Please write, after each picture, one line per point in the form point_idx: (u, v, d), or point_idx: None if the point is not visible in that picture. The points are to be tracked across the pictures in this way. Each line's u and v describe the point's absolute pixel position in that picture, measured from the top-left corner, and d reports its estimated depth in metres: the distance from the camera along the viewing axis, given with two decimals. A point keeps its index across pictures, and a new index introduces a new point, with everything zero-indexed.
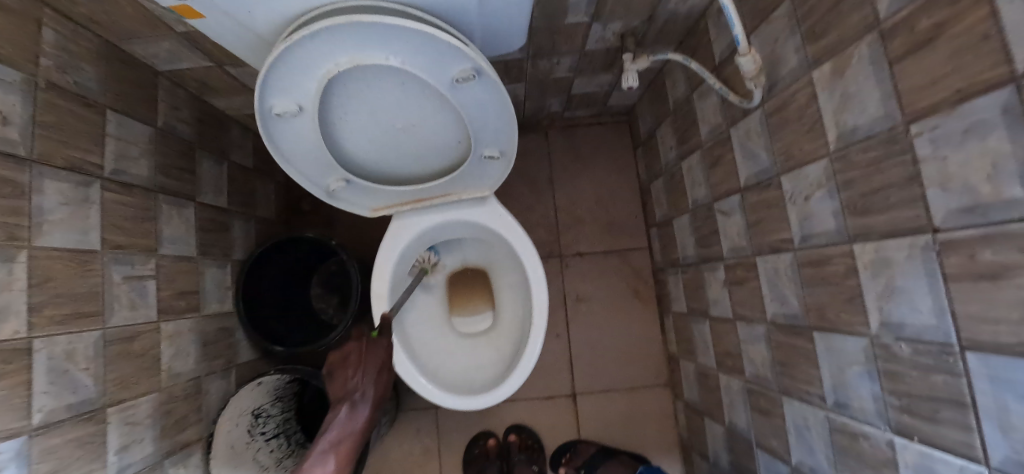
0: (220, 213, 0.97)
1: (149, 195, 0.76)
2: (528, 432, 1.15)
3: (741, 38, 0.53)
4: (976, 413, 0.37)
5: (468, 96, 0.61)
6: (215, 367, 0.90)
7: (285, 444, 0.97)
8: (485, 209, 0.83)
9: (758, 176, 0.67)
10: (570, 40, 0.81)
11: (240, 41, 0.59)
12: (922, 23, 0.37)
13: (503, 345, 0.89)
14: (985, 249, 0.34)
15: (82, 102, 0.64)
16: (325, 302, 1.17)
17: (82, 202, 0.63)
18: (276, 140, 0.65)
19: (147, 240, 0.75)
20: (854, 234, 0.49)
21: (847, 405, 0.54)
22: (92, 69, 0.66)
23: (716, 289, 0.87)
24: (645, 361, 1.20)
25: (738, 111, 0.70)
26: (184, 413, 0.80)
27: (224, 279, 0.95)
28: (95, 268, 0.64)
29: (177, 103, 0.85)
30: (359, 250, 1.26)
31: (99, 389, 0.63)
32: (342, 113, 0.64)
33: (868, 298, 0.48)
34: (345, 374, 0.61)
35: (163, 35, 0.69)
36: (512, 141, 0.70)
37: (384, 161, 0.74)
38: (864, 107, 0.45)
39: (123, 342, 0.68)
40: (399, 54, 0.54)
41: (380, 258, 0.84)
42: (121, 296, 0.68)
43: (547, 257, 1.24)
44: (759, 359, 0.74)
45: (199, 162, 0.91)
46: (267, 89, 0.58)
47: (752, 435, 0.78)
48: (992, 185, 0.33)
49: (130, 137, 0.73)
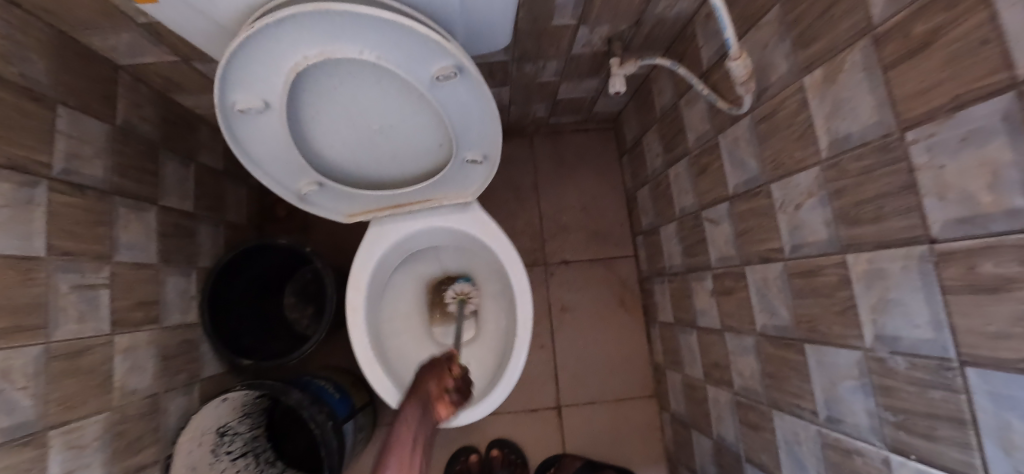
0: (186, 217, 0.91)
1: (104, 198, 0.70)
2: (511, 447, 1.11)
3: (731, 41, 0.51)
4: (976, 431, 0.35)
5: (449, 95, 0.58)
6: (176, 382, 0.84)
7: (252, 464, 0.91)
8: (468, 215, 0.80)
9: (747, 184, 0.66)
10: (556, 43, 0.79)
11: (200, 30, 0.55)
12: (917, 28, 0.36)
13: (486, 358, 0.86)
14: (984, 261, 0.33)
15: (29, 95, 0.59)
16: (299, 312, 1.11)
17: (25, 204, 0.57)
18: (240, 139, 0.62)
19: (100, 247, 0.69)
20: (847, 244, 0.48)
21: (840, 421, 0.52)
22: (42, 61, 0.61)
23: (703, 299, 0.86)
24: (631, 371, 1.18)
25: (725, 118, 0.69)
26: (138, 433, 0.74)
27: (188, 287, 0.90)
28: (39, 277, 0.58)
29: (139, 100, 0.80)
30: (336, 258, 1.21)
31: (39, 411, 0.56)
32: (314, 110, 0.61)
33: (861, 310, 0.47)
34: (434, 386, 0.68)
35: (122, 26, 0.64)
36: (495, 145, 0.68)
37: (358, 163, 0.71)
38: (857, 113, 0.44)
39: (69, 357, 0.62)
40: (373, 48, 0.51)
41: (356, 267, 0.80)
42: (67, 307, 0.62)
43: (532, 265, 1.21)
44: (747, 371, 0.72)
45: (163, 163, 0.85)
46: (229, 82, 0.54)
47: (740, 450, 0.77)
48: (992, 194, 0.31)
49: (85, 135, 0.68)
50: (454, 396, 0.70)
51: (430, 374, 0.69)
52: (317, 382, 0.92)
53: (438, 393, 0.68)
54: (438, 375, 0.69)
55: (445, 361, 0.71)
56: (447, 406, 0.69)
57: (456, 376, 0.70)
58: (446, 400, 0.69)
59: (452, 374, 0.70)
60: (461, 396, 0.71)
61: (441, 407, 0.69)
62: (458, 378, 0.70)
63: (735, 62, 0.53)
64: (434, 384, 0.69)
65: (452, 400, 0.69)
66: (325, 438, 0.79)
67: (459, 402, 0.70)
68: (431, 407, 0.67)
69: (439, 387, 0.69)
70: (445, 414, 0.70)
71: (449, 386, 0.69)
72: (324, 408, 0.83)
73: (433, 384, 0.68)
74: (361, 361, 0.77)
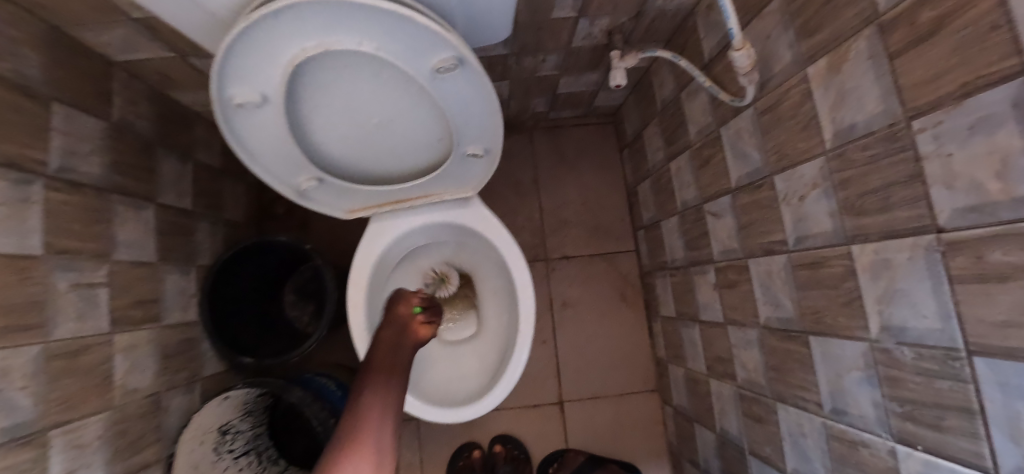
0: (184, 215, 0.91)
1: (101, 196, 0.70)
2: (514, 442, 1.11)
3: (735, 31, 0.50)
4: (984, 421, 0.35)
5: (450, 87, 0.58)
6: (177, 381, 0.84)
7: (255, 462, 0.91)
8: (469, 210, 0.79)
9: (750, 177, 0.66)
10: (555, 36, 0.79)
11: (195, 22, 0.54)
12: (924, 15, 0.35)
13: (489, 354, 0.85)
14: (993, 250, 0.32)
15: (23, 92, 0.58)
16: (299, 310, 1.10)
17: (21, 202, 0.56)
18: (238, 133, 0.61)
19: (97, 245, 0.69)
20: (853, 235, 0.47)
21: (845, 412, 0.52)
22: (35, 57, 0.60)
23: (706, 292, 0.86)
24: (633, 366, 1.18)
25: (728, 110, 0.69)
26: (140, 432, 0.74)
27: (187, 286, 0.89)
28: (37, 276, 0.58)
29: (134, 97, 0.79)
30: (335, 255, 1.20)
31: (38, 411, 0.56)
32: (312, 104, 0.60)
33: (867, 301, 0.47)
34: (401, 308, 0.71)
35: (115, 21, 0.63)
36: (497, 138, 0.67)
37: (358, 158, 0.70)
38: (863, 103, 0.43)
39: (69, 356, 0.61)
40: (373, 39, 0.51)
41: (357, 264, 0.79)
42: (66, 306, 0.62)
43: (533, 260, 1.21)
44: (751, 364, 0.72)
45: (160, 160, 0.85)
46: (226, 75, 0.53)
47: (744, 442, 0.77)
48: (1001, 182, 0.31)
49: (80, 132, 0.67)
50: (426, 314, 0.72)
51: (396, 301, 0.72)
52: (319, 379, 0.92)
53: (409, 313, 0.71)
54: (404, 300, 0.73)
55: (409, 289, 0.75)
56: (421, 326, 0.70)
57: (420, 296, 0.74)
58: (421, 319, 0.71)
59: (417, 295, 0.74)
60: (433, 313, 0.73)
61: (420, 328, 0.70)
62: (423, 297, 0.74)
63: (738, 52, 0.53)
64: (403, 308, 0.72)
65: (424, 319, 0.70)
66: (328, 435, 0.79)
67: (433, 318, 0.72)
68: (406, 332, 0.68)
69: (407, 308, 0.71)
70: (427, 332, 0.70)
71: (415, 306, 0.72)
72: (326, 405, 0.82)
73: (401, 307, 0.71)
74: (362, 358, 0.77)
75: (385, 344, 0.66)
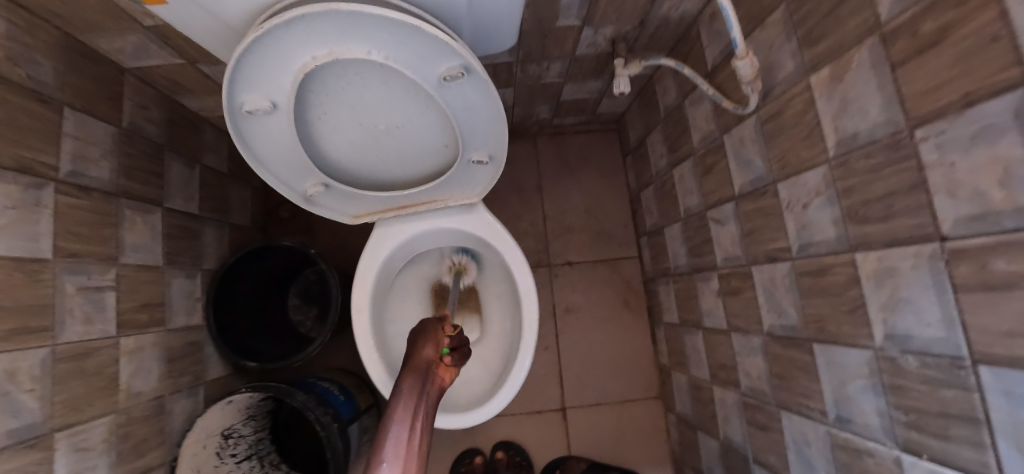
0: (191, 219, 0.91)
1: (111, 200, 0.71)
2: (516, 449, 1.10)
3: (738, 40, 0.51)
4: (990, 430, 0.35)
5: (456, 95, 0.58)
6: (181, 385, 0.84)
7: (257, 467, 0.91)
8: (473, 216, 0.80)
9: (753, 184, 0.66)
10: (560, 44, 0.80)
11: (207, 30, 0.55)
12: (925, 26, 0.36)
13: (492, 359, 0.85)
14: (997, 259, 0.32)
15: (37, 98, 0.59)
16: (302, 314, 1.11)
17: (32, 206, 0.57)
18: (247, 140, 0.62)
19: (106, 249, 0.69)
20: (856, 243, 0.48)
21: (850, 421, 0.52)
22: (49, 64, 0.62)
23: (709, 299, 0.86)
24: (636, 372, 1.17)
25: (731, 117, 0.69)
26: (144, 436, 0.74)
27: (192, 289, 0.90)
28: (46, 279, 0.58)
29: (144, 102, 0.80)
30: (339, 260, 1.21)
31: (45, 414, 0.56)
32: (321, 111, 0.61)
33: (871, 309, 0.47)
34: (426, 345, 0.66)
35: (128, 28, 0.64)
36: (502, 145, 0.67)
37: (365, 164, 0.71)
38: (865, 112, 0.44)
39: (75, 359, 0.62)
40: (382, 48, 0.51)
41: (362, 269, 0.80)
42: (73, 309, 0.62)
43: (536, 266, 1.21)
44: (755, 372, 0.72)
45: (168, 165, 0.86)
46: (237, 83, 0.54)
47: (748, 451, 0.76)
48: (1004, 191, 0.31)
49: (91, 137, 0.68)
50: (451, 357, 0.68)
51: (425, 337, 0.67)
52: (321, 384, 0.92)
53: (437, 357, 0.66)
54: (433, 338, 0.67)
55: (437, 325, 0.70)
56: (446, 372, 0.66)
57: (451, 336, 0.69)
58: (445, 363, 0.67)
59: (447, 333, 0.70)
60: (459, 357, 0.69)
61: (443, 372, 0.67)
62: (454, 337, 0.69)
63: (741, 61, 0.53)
64: (430, 348, 0.66)
65: (450, 363, 0.67)
66: (330, 440, 0.79)
67: (457, 364, 0.69)
68: (432, 376, 0.63)
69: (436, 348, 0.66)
70: (448, 376, 0.68)
71: (445, 348, 0.67)
72: (329, 410, 0.82)
73: (430, 346, 0.65)
74: (367, 363, 0.77)
75: (412, 383, 0.60)
